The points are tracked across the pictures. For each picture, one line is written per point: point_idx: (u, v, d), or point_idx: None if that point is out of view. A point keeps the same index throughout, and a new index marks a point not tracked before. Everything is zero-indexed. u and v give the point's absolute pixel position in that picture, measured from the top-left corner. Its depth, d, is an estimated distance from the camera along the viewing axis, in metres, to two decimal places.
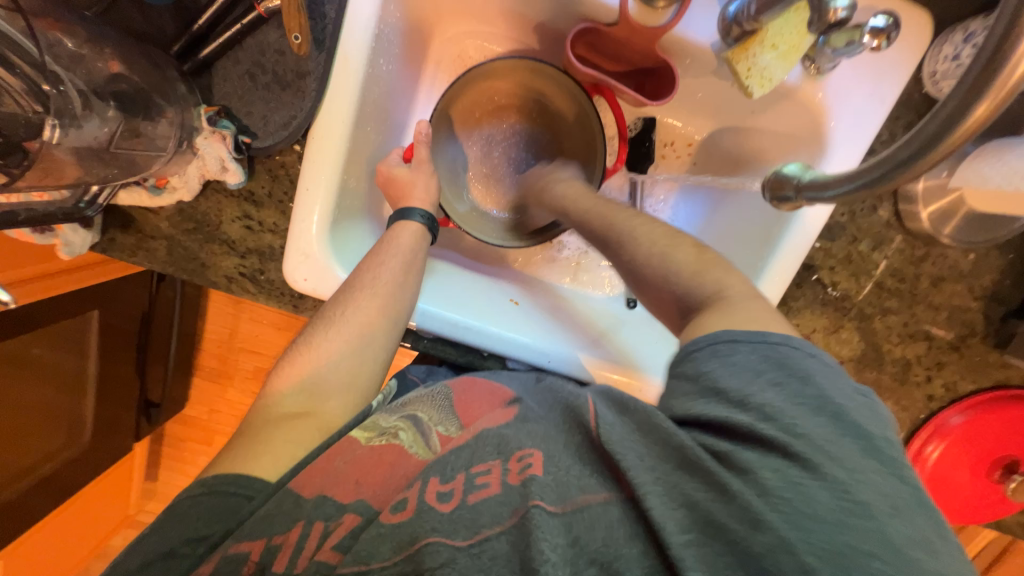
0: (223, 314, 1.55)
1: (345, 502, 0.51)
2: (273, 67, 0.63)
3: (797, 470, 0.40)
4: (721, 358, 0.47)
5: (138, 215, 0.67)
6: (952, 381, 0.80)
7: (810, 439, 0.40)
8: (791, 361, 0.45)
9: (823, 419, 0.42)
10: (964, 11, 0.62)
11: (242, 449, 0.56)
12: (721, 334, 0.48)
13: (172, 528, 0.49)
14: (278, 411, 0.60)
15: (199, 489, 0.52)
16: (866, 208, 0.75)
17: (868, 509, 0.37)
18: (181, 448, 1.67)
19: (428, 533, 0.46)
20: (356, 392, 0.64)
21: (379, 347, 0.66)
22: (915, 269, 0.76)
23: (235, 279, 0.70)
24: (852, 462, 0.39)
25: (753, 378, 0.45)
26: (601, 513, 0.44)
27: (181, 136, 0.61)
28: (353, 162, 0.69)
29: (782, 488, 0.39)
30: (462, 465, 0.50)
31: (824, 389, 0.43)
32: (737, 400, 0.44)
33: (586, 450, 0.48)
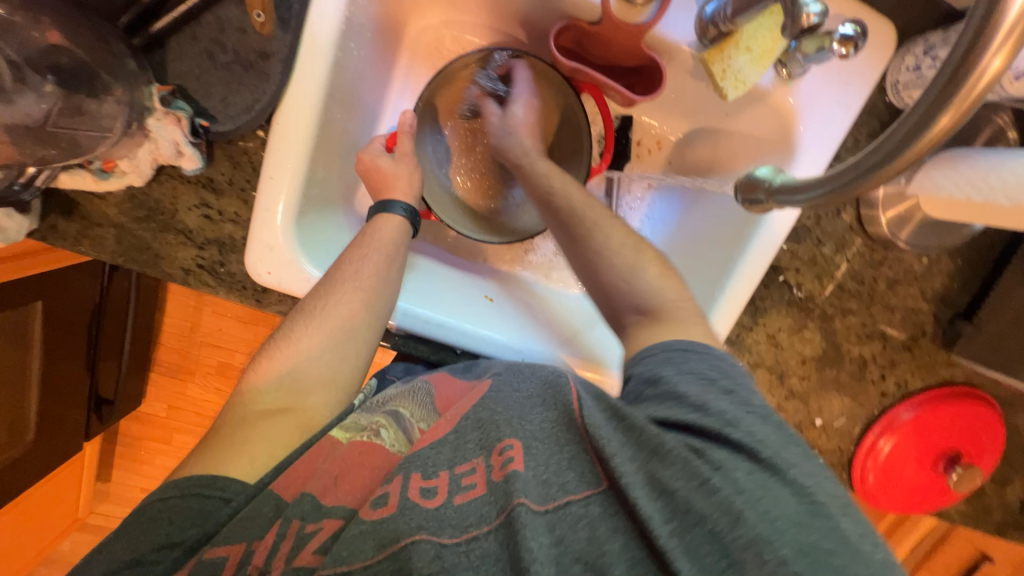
0: (182, 306, 1.47)
1: (326, 504, 0.49)
2: (233, 46, 0.59)
3: (768, 473, 0.44)
4: (674, 365, 0.54)
5: (84, 200, 0.63)
6: (903, 378, 0.84)
7: (773, 443, 0.47)
8: (731, 373, 0.53)
9: (775, 430, 0.48)
10: (923, 24, 0.65)
11: (217, 448, 0.53)
12: (685, 343, 0.56)
13: (141, 535, 0.47)
14: (256, 409, 0.57)
15: (173, 491, 0.50)
16: (831, 212, 0.77)
17: (822, 505, 0.43)
18: (136, 447, 1.58)
19: (412, 530, 0.45)
20: (337, 390, 0.61)
21: (361, 343, 0.63)
22: (873, 271, 0.79)
23: (193, 272, 0.66)
24: (805, 465, 0.46)
25: (710, 387, 0.51)
26: (584, 512, 0.45)
27: (130, 116, 0.57)
28: (321, 150, 0.66)
29: (757, 488, 0.43)
30: (446, 462, 0.50)
31: (757, 399, 0.51)
32: (696, 404, 0.49)
33: (565, 441, 0.49)
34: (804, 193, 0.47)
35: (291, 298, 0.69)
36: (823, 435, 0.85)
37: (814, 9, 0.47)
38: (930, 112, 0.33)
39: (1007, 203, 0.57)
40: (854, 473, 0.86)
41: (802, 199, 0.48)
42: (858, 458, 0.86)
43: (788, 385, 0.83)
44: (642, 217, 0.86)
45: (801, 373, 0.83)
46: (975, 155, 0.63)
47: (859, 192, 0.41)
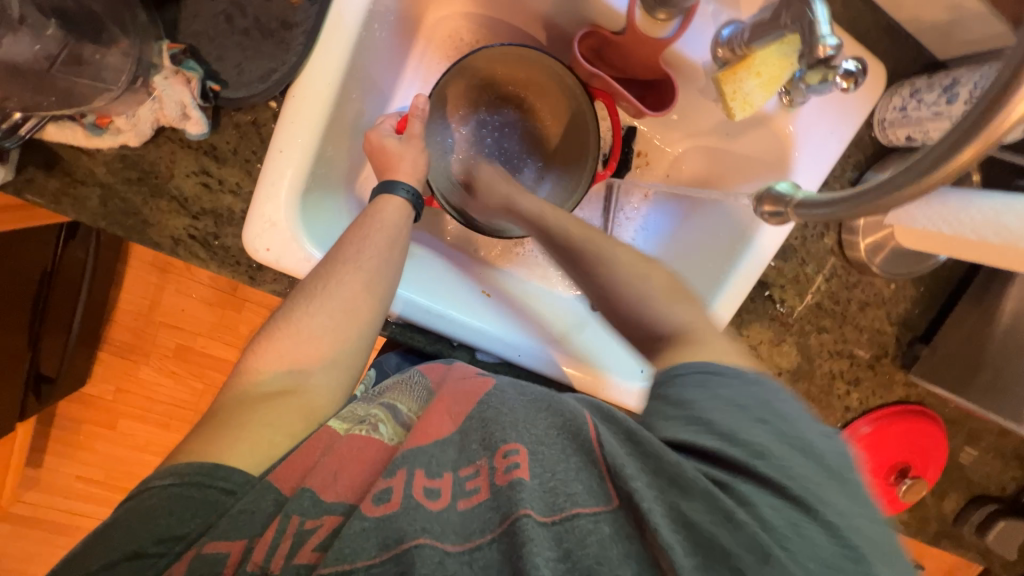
0: (142, 283, 1.37)
1: (324, 500, 0.46)
2: (254, 11, 0.56)
3: (798, 510, 0.41)
4: (705, 387, 0.48)
5: (68, 155, 0.58)
6: (866, 395, 0.91)
7: (810, 478, 0.42)
8: (771, 404, 0.47)
9: (821, 465, 0.43)
10: (907, 69, 0.71)
11: (212, 433, 0.51)
12: (712, 364, 0.51)
13: (137, 527, 0.45)
14: (257, 391, 0.55)
15: (171, 479, 0.47)
16: (815, 234, 0.82)
17: (862, 552, 0.39)
18: (76, 432, 1.46)
19: (416, 533, 0.43)
20: (337, 372, 0.59)
21: (363, 324, 0.61)
22: (848, 293, 0.85)
23: (183, 242, 0.62)
24: (860, 513, 0.41)
25: (743, 415, 0.46)
26: (594, 529, 0.41)
27: (136, 72, 0.54)
28: (333, 128, 0.64)
29: (785, 527, 0.40)
30: (450, 465, 0.48)
31: (806, 434, 0.45)
32: (729, 433, 0.44)
33: (572, 452, 0.46)
34: (834, 201, 0.49)
35: (287, 278, 0.66)
36: None
37: (830, 43, 0.52)
38: (946, 143, 0.37)
39: (974, 238, 0.64)
40: None
41: (830, 209, 0.50)
42: None
43: None
44: (637, 227, 0.91)
45: None
46: (945, 194, 0.68)
47: (875, 208, 0.45)
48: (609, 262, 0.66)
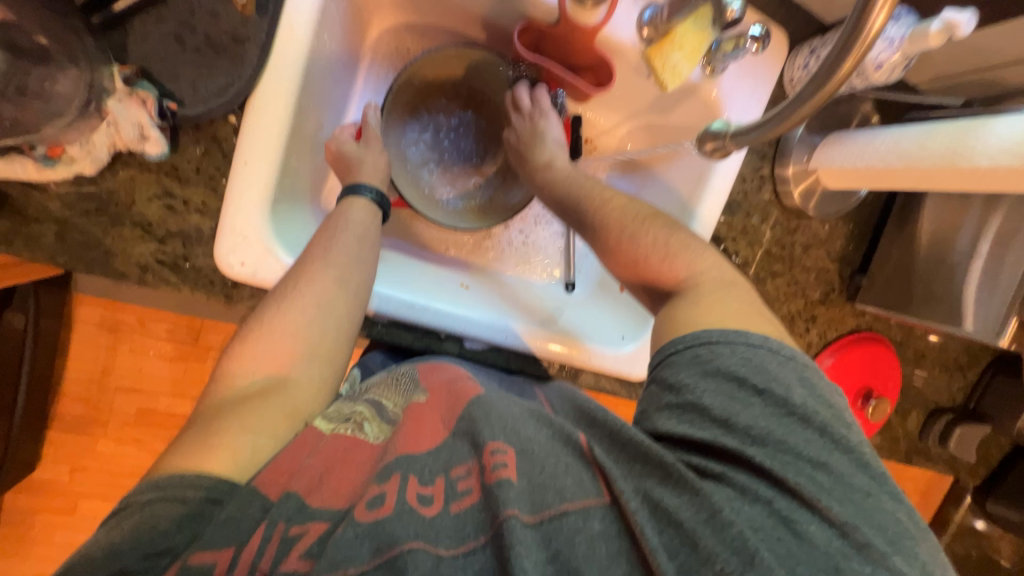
0: (90, 348, 1.27)
1: (310, 505, 0.45)
2: (204, 29, 0.57)
3: (794, 504, 0.45)
4: (701, 365, 0.52)
5: (18, 193, 0.56)
6: (823, 329, 0.99)
7: (793, 458, 0.47)
8: (770, 373, 0.50)
9: (808, 434, 0.48)
10: (804, 33, 0.81)
11: (191, 443, 0.47)
12: (714, 334, 0.53)
13: (118, 548, 0.41)
14: (238, 393, 0.53)
15: (154, 492, 0.44)
16: (755, 188, 0.91)
17: (856, 538, 0.43)
18: (29, 524, 1.33)
19: (409, 538, 0.43)
20: (321, 366, 0.58)
21: (342, 318, 0.60)
22: (791, 238, 0.94)
23: (152, 268, 0.61)
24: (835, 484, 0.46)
25: (741, 391, 0.50)
26: (582, 527, 0.44)
27: (88, 97, 0.53)
28: (294, 138, 0.66)
29: (773, 524, 0.44)
30: (440, 469, 0.49)
31: (795, 398, 0.49)
32: (723, 419, 0.49)
33: (563, 454, 0.49)
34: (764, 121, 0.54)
35: (265, 291, 0.66)
36: None
37: None
38: (838, 58, 0.44)
39: (882, 166, 0.73)
40: None
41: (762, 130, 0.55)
42: None
43: None
44: None
45: None
46: (853, 135, 0.79)
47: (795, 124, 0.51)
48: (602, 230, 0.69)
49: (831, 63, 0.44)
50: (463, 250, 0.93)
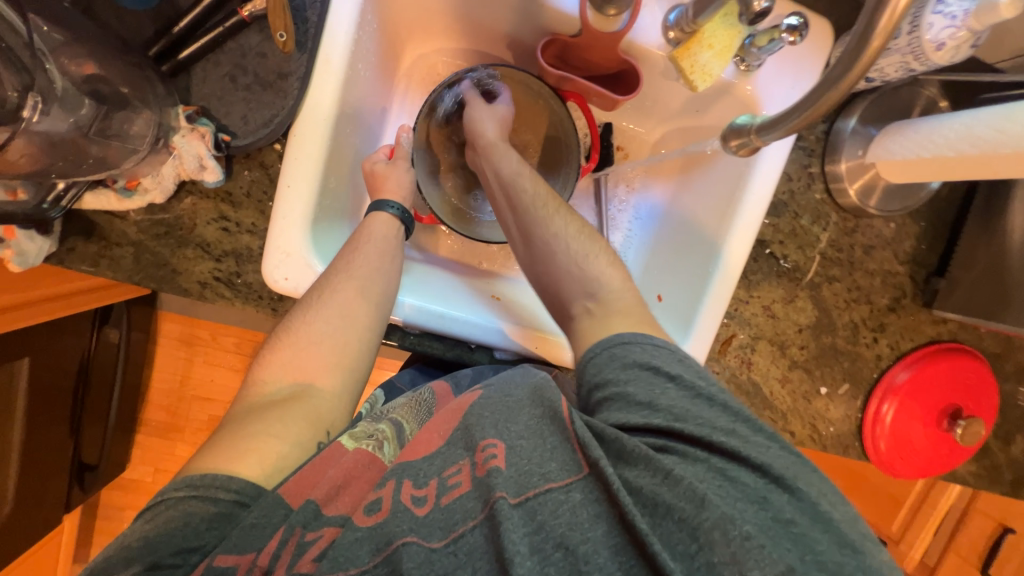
0: (174, 358, 1.43)
1: (326, 513, 0.48)
2: (254, 68, 0.63)
3: (727, 461, 0.47)
4: (619, 361, 0.54)
5: (104, 222, 0.65)
6: (895, 340, 0.89)
7: (719, 427, 0.49)
8: (669, 363, 0.54)
9: (716, 410, 0.50)
10: (852, 20, 0.76)
11: (223, 446, 0.51)
12: (626, 336, 0.56)
13: (155, 542, 0.45)
14: (265, 401, 0.56)
15: (186, 491, 0.47)
16: (803, 187, 0.84)
17: (779, 478, 0.46)
18: (119, 520, 1.48)
19: (404, 533, 0.45)
20: (343, 374, 0.61)
21: (364, 327, 0.64)
22: (849, 239, 0.86)
23: (210, 284, 0.68)
24: (750, 438, 0.48)
25: (658, 381, 0.52)
26: (567, 499, 0.45)
27: (158, 135, 0.60)
28: (333, 160, 0.70)
29: (716, 478, 0.45)
30: (436, 471, 0.49)
31: (694, 381, 0.52)
32: (648, 404, 0.50)
33: (548, 434, 0.49)
34: (790, 111, 0.54)
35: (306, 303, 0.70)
36: (829, 404, 0.88)
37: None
38: (864, 39, 0.43)
39: (953, 155, 0.66)
40: (866, 441, 0.89)
41: (790, 124, 0.55)
42: (866, 426, 0.88)
43: (790, 356, 0.87)
44: (630, 216, 0.97)
45: (799, 343, 0.87)
46: (916, 123, 0.72)
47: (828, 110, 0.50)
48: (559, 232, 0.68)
49: (855, 44, 0.44)
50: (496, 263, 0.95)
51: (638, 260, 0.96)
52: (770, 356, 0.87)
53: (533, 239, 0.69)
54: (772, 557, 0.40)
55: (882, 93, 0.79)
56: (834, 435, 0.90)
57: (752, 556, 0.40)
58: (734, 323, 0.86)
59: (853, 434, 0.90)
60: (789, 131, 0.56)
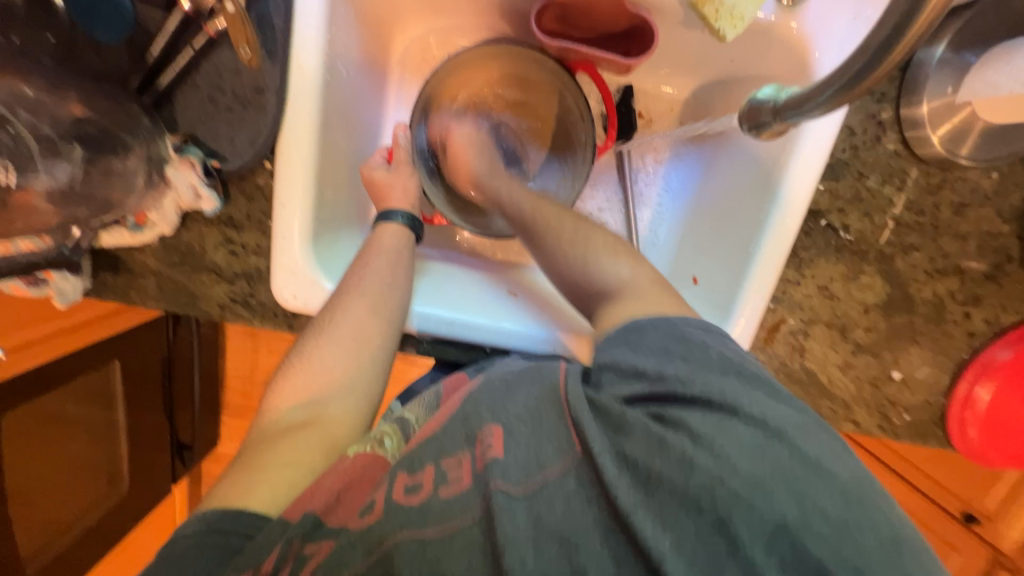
0: (241, 349, 1.56)
1: (325, 524, 0.46)
2: (231, 87, 0.61)
3: (722, 415, 0.42)
4: (628, 342, 0.49)
5: (125, 255, 0.67)
6: (993, 314, 0.74)
7: (725, 390, 0.44)
8: (692, 338, 0.48)
9: (733, 376, 0.45)
10: None
11: (238, 477, 0.53)
12: (642, 320, 0.50)
13: (168, 567, 0.46)
14: (281, 427, 0.58)
15: (199, 526, 0.49)
16: (870, 140, 0.69)
17: (778, 430, 0.42)
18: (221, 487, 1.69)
19: (394, 530, 0.43)
20: (354, 397, 0.61)
21: (375, 347, 0.63)
22: (933, 198, 0.71)
23: (228, 306, 0.70)
24: (753, 397, 0.44)
25: (663, 356, 0.47)
26: (556, 485, 0.42)
27: (150, 169, 0.61)
28: (328, 170, 0.68)
29: (711, 432, 0.41)
30: (432, 457, 0.48)
31: (717, 353, 0.47)
32: (656, 373, 0.45)
33: (546, 415, 0.47)
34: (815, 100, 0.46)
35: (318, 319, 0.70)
36: (905, 390, 0.76)
37: None
38: None
39: None
40: (951, 428, 0.75)
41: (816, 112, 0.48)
42: (953, 412, 0.75)
43: (853, 339, 0.76)
44: (660, 188, 0.88)
45: (865, 324, 0.75)
46: None
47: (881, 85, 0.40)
48: (551, 235, 0.62)
49: None
50: (515, 256, 0.90)
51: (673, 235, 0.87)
52: (828, 340, 0.76)
53: (544, 250, 0.63)
54: (767, 517, 0.37)
55: (982, 9, 0.62)
56: (911, 423, 0.78)
57: (740, 518, 0.37)
58: (782, 307, 0.75)
59: (935, 422, 0.77)
60: (823, 110, 0.47)
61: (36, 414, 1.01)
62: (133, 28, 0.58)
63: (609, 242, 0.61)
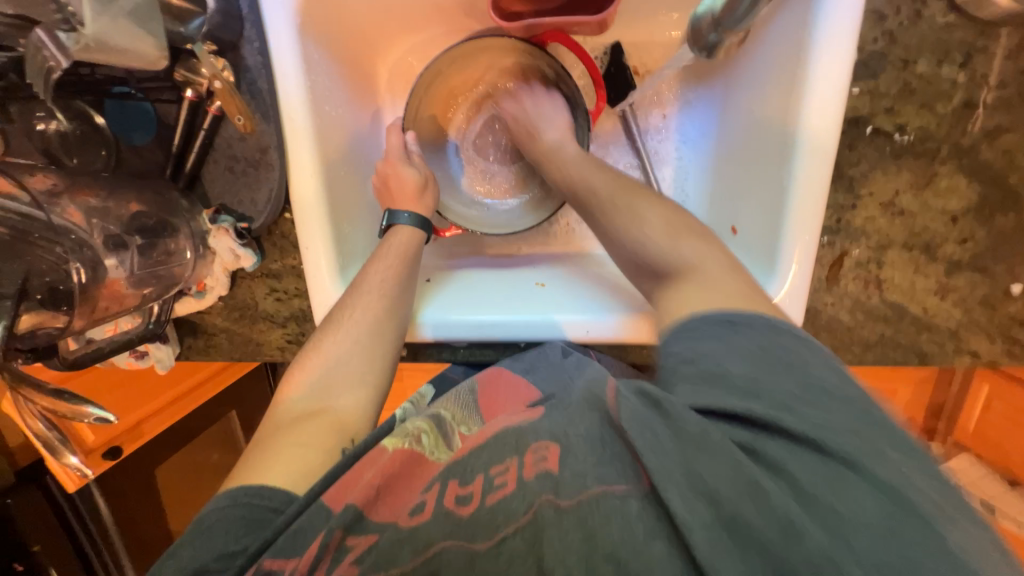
0: None
1: (368, 517, 0.44)
2: (242, 154, 0.68)
3: (830, 462, 0.36)
4: (720, 341, 0.45)
5: (199, 319, 0.77)
6: None
7: (790, 404, 0.39)
8: (787, 347, 0.44)
9: (844, 412, 0.39)
10: None
11: (256, 460, 0.54)
12: (727, 314, 0.48)
13: (198, 540, 0.48)
14: (294, 412, 0.59)
15: (228, 502, 0.50)
16: (908, 19, 0.58)
17: (905, 497, 0.34)
18: None
19: (442, 537, 0.40)
20: (366, 387, 0.63)
21: (387, 342, 0.66)
22: (1015, 64, 0.57)
23: (286, 347, 0.77)
24: (877, 451, 0.37)
25: (760, 362, 0.43)
26: (620, 506, 0.37)
27: (196, 242, 0.70)
28: (341, 205, 0.72)
29: (823, 487, 0.35)
30: (482, 466, 0.43)
31: (819, 370, 0.42)
32: (747, 390, 0.41)
33: (611, 441, 0.42)
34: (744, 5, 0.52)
35: None
36: None
37: None
38: None
39: None
40: None
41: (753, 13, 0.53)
42: None
43: (946, 257, 0.63)
44: (675, 141, 0.82)
45: (958, 236, 0.63)
46: None
47: None
48: (638, 216, 0.62)
49: None
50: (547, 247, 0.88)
51: (699, 186, 0.81)
52: (911, 264, 0.64)
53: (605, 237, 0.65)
54: None
55: None
56: None
57: None
58: (841, 239, 0.65)
59: None
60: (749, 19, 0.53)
61: (178, 461, 1.19)
62: (158, 125, 0.68)
63: (664, 215, 0.62)
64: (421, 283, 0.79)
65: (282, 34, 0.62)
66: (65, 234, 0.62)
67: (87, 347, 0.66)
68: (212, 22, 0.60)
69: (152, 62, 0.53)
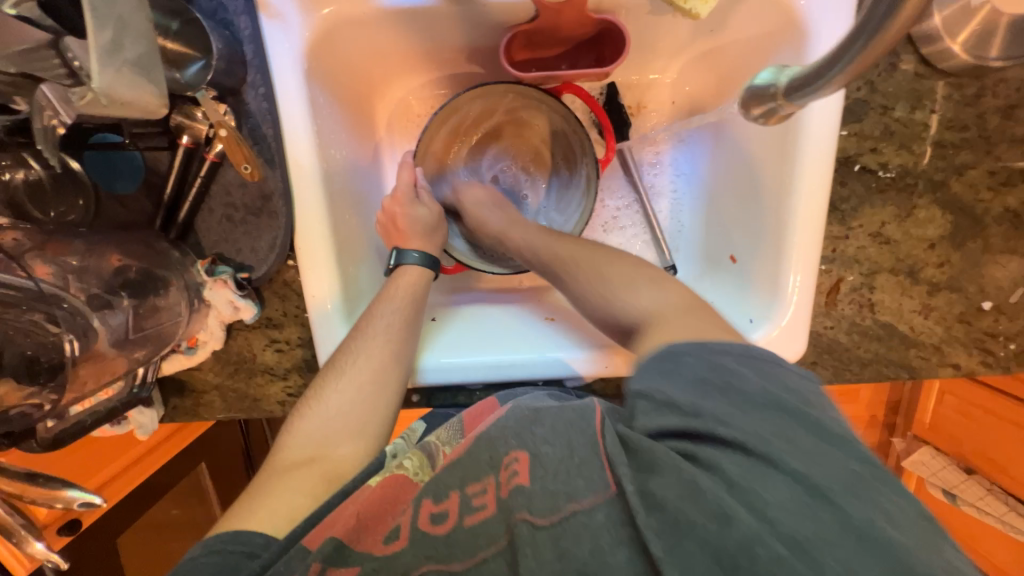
0: None
1: (348, 546, 0.44)
2: (242, 200, 0.64)
3: (786, 480, 0.37)
4: (685, 366, 0.46)
5: (187, 376, 0.71)
6: None
7: (800, 446, 0.39)
8: (736, 369, 0.44)
9: (801, 427, 0.40)
10: None
11: (242, 504, 0.51)
12: (698, 341, 0.48)
13: None
14: (286, 459, 0.56)
15: (204, 546, 0.47)
16: (886, 70, 0.64)
17: (855, 518, 0.35)
18: None
19: (420, 562, 0.43)
20: (367, 438, 0.59)
21: (391, 390, 0.63)
22: (974, 109, 0.65)
23: (288, 401, 0.72)
24: (839, 467, 0.38)
25: (724, 389, 0.43)
26: (587, 522, 0.40)
27: (191, 296, 0.65)
28: (347, 249, 0.69)
29: (768, 500, 0.37)
30: (457, 483, 0.45)
31: (778, 394, 0.42)
32: (698, 411, 0.42)
33: (578, 455, 0.43)
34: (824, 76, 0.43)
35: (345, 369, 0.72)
36: (1000, 318, 0.70)
37: None
38: None
39: None
40: None
41: (826, 89, 0.44)
42: None
43: (926, 279, 0.69)
44: (671, 175, 0.85)
45: (935, 261, 0.69)
46: None
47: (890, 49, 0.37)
48: None
49: None
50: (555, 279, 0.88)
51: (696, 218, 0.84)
52: (898, 287, 0.69)
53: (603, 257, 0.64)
54: None
55: None
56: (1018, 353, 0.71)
57: None
58: (836, 266, 0.69)
59: None
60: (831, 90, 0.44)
61: (140, 528, 1.06)
62: (146, 173, 0.63)
63: None
64: (427, 322, 0.77)
65: (290, 81, 0.60)
66: (57, 303, 0.57)
67: (64, 423, 0.59)
68: (216, 67, 0.57)
69: (153, 112, 0.49)
